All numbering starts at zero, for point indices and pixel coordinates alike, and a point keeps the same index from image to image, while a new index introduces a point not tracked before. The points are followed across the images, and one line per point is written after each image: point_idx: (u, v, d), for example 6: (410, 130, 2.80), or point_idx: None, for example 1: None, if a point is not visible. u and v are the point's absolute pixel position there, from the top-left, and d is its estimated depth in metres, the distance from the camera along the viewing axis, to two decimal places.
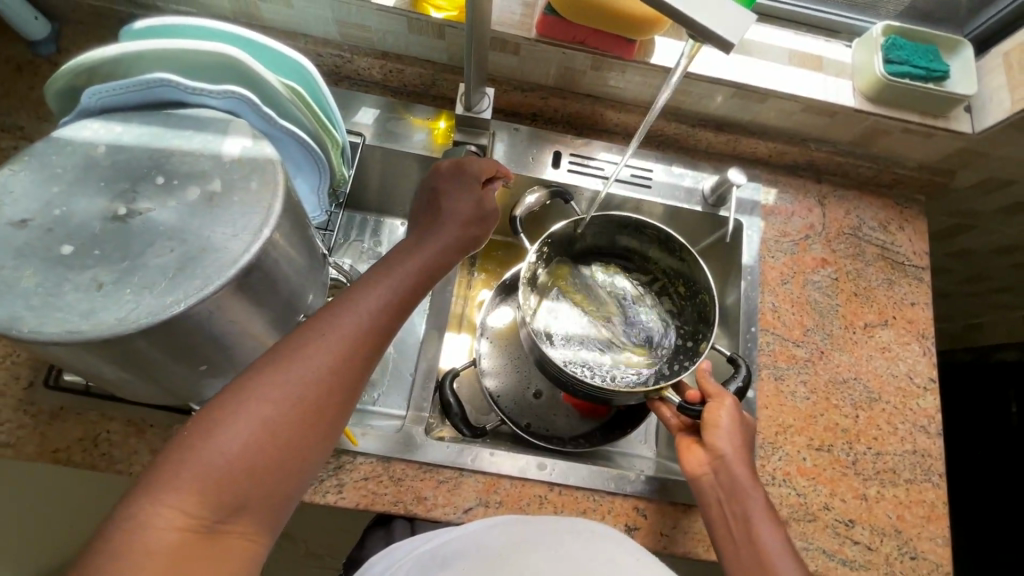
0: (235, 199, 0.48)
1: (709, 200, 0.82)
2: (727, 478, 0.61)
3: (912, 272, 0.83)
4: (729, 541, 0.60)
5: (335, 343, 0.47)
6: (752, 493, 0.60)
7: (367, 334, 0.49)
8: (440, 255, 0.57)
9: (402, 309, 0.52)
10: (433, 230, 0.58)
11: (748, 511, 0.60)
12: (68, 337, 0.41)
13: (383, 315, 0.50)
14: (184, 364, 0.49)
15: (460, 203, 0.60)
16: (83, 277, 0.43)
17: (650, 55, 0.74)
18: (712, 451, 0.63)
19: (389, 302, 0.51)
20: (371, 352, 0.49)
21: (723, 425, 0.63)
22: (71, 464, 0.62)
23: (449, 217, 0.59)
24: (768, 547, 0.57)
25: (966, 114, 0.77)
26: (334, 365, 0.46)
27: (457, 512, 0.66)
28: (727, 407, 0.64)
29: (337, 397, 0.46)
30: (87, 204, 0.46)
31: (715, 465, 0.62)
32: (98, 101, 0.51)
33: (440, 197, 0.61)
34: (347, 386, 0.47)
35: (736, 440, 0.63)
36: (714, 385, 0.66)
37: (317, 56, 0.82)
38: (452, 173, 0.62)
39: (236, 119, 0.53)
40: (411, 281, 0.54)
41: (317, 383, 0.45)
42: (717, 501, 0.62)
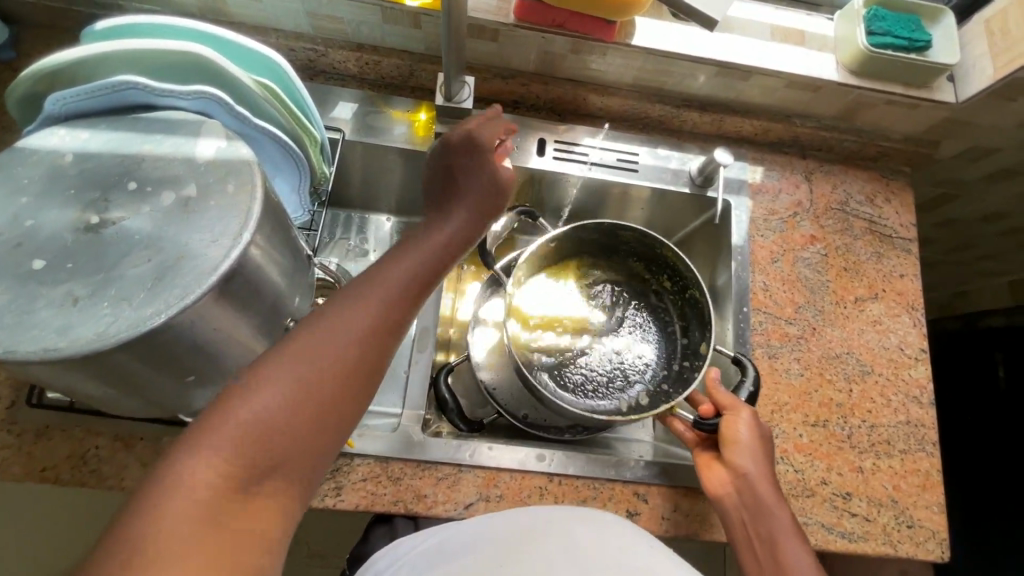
0: (212, 203, 0.47)
1: (696, 180, 0.82)
2: (751, 498, 0.62)
3: (900, 244, 0.83)
4: (754, 560, 0.61)
5: (370, 311, 0.46)
6: (776, 513, 0.61)
7: (396, 305, 0.48)
8: (465, 228, 0.56)
9: (430, 282, 0.51)
10: (459, 205, 0.57)
11: (774, 531, 0.61)
12: (45, 355, 0.40)
13: (413, 287, 0.49)
14: (170, 375, 0.48)
15: (483, 179, 0.59)
16: (57, 292, 0.42)
17: (631, 36, 0.72)
18: (734, 470, 0.63)
19: (416, 277, 0.50)
20: (403, 321, 0.49)
21: (742, 440, 0.64)
22: (60, 482, 0.61)
23: (474, 191, 0.58)
24: (796, 565, 0.59)
25: (949, 83, 0.76)
26: (369, 333, 0.46)
27: (458, 508, 0.66)
28: (743, 419, 0.65)
29: (372, 365, 0.46)
30: (57, 215, 0.45)
31: (740, 486, 0.63)
32: (62, 107, 0.49)
33: (465, 173, 0.58)
34: (380, 355, 0.46)
35: (758, 456, 0.63)
36: (728, 398, 0.66)
37: (289, 51, 0.79)
38: (464, 147, 0.59)
39: (208, 120, 0.51)
40: (438, 254, 0.53)
41: (352, 348, 0.44)
42: (741, 521, 0.63)
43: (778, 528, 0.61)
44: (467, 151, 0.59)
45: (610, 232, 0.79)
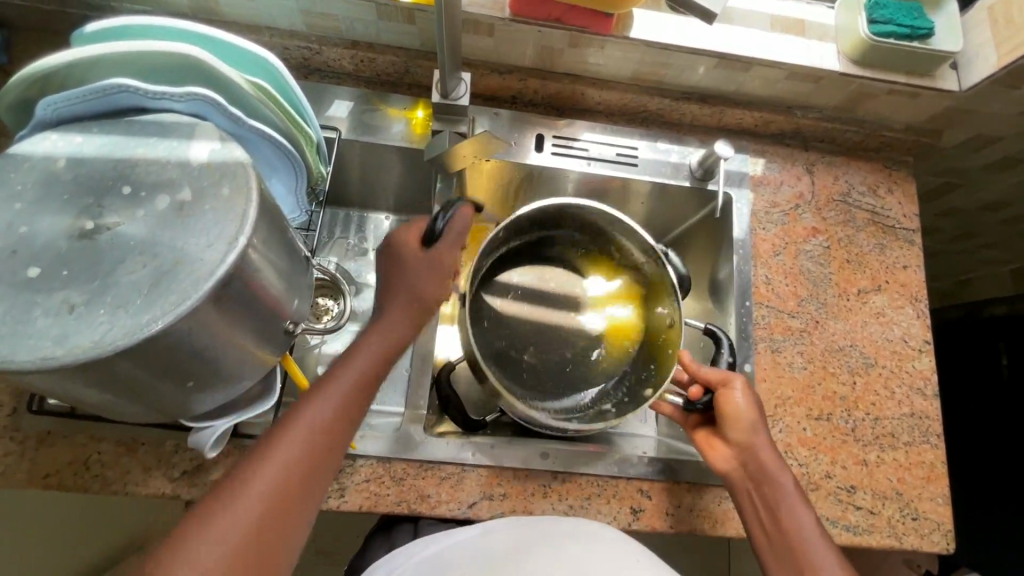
0: (206, 207, 0.46)
1: (697, 173, 0.81)
2: (756, 468, 0.64)
3: (903, 235, 0.83)
4: (763, 530, 0.62)
5: (295, 450, 0.49)
6: (780, 478, 0.63)
7: (329, 427, 0.51)
8: (395, 338, 0.58)
9: (361, 396, 0.54)
10: (389, 310, 0.59)
11: (779, 496, 0.62)
12: (43, 364, 0.39)
13: (345, 405, 0.53)
14: (170, 381, 0.48)
15: (417, 283, 0.60)
16: (53, 300, 0.42)
17: (629, 28, 0.72)
18: (739, 445, 0.65)
19: (347, 395, 0.53)
20: (331, 452, 0.51)
21: (739, 410, 0.65)
22: (64, 489, 0.61)
23: (406, 297, 0.59)
24: (802, 528, 0.61)
25: (953, 71, 0.75)
26: (296, 473, 0.48)
27: (462, 507, 0.66)
28: (736, 390, 0.66)
29: (302, 501, 0.49)
30: (51, 222, 0.44)
31: (743, 457, 0.65)
32: (54, 112, 0.48)
33: (398, 276, 0.60)
34: (308, 489, 0.49)
35: (757, 425, 0.65)
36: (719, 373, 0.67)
37: (283, 50, 0.78)
38: (389, 260, 0.61)
39: (201, 122, 0.50)
40: (363, 375, 0.55)
41: (278, 489, 0.47)
42: (747, 493, 0.64)
43: (784, 496, 0.62)
44: (406, 251, 0.61)
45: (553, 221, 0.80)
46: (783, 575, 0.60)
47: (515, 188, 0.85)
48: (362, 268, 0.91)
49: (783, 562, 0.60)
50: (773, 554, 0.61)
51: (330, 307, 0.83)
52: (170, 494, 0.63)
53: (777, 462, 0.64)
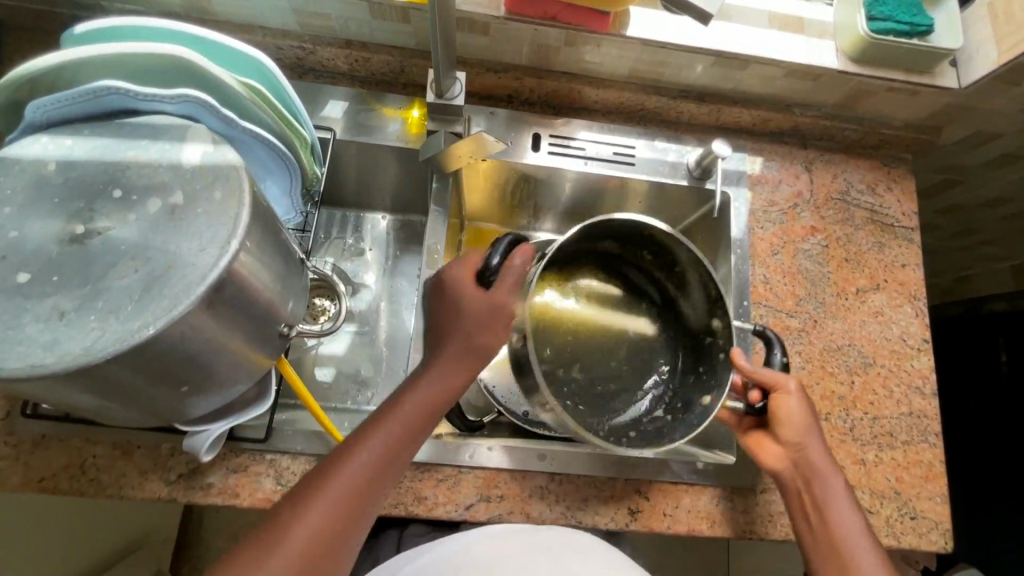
0: (198, 211, 0.46)
1: (694, 173, 0.80)
2: (807, 469, 0.64)
3: (902, 233, 0.82)
4: (807, 527, 0.63)
5: (340, 496, 0.51)
6: (831, 478, 0.63)
7: (383, 459, 0.53)
8: (445, 389, 0.58)
9: (417, 430, 0.56)
10: (442, 358, 0.58)
11: (827, 495, 0.63)
12: (33, 371, 0.39)
13: (402, 437, 0.55)
14: (164, 386, 0.47)
15: (470, 331, 0.58)
16: (43, 306, 0.41)
17: (626, 27, 0.71)
18: (791, 446, 0.65)
19: (403, 431, 0.55)
20: (372, 500, 0.53)
21: (795, 413, 0.65)
22: (59, 492, 0.61)
23: (457, 345, 0.58)
24: (846, 526, 0.62)
25: (952, 68, 0.75)
26: (338, 518, 0.50)
27: (459, 509, 0.66)
28: (793, 394, 0.66)
29: (356, 527, 0.52)
30: (41, 227, 0.44)
31: (796, 459, 0.65)
32: (43, 114, 0.48)
33: (452, 320, 0.59)
34: (347, 537, 0.51)
35: (810, 428, 0.65)
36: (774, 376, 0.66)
37: (277, 49, 0.77)
38: (437, 290, 0.61)
39: (193, 124, 0.50)
40: (411, 424, 0.56)
41: (335, 515, 0.50)
42: (797, 492, 0.65)
43: (834, 496, 0.63)
44: (460, 291, 0.59)
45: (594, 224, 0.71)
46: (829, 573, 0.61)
47: (514, 186, 0.84)
48: (359, 268, 0.91)
49: (830, 561, 0.61)
50: (820, 554, 0.62)
51: (326, 307, 0.83)
52: (166, 498, 0.62)
53: (828, 462, 0.64)
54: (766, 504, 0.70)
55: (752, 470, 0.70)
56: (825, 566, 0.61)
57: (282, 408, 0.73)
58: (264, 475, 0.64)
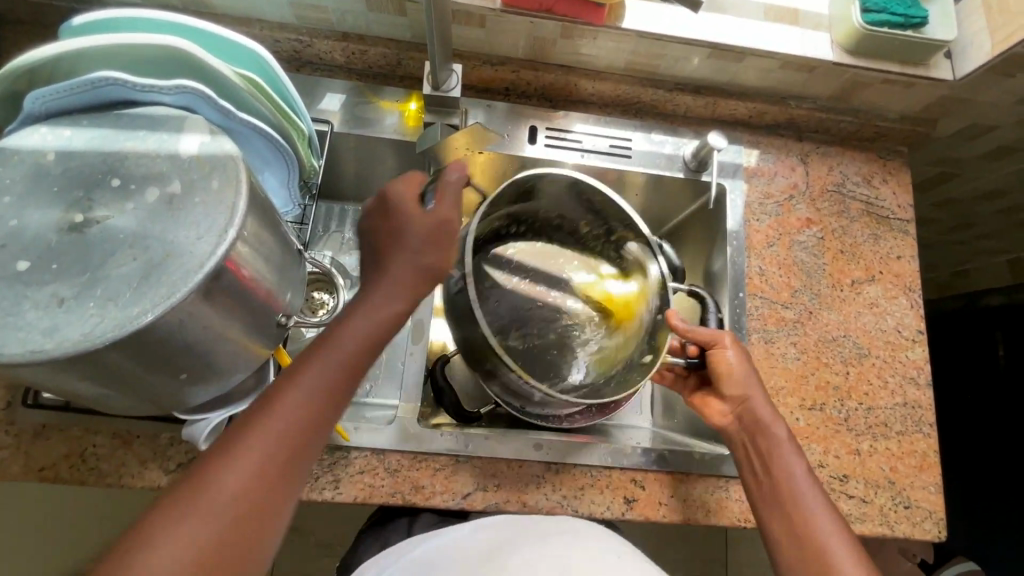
0: (196, 200, 0.46)
1: (690, 164, 0.81)
2: (751, 421, 0.66)
3: (897, 225, 0.83)
4: (755, 479, 0.64)
5: (269, 441, 0.46)
6: (774, 429, 0.64)
7: (316, 401, 0.48)
8: (390, 316, 0.52)
9: (352, 369, 0.50)
10: (384, 283, 0.52)
11: (772, 446, 0.64)
12: (32, 357, 0.40)
13: (335, 376, 0.49)
14: (163, 373, 0.48)
15: (417, 251, 0.53)
16: (43, 293, 0.42)
17: (621, 18, 0.71)
18: (733, 400, 0.67)
19: (336, 369, 0.49)
20: (314, 439, 0.48)
21: (732, 367, 0.67)
22: (59, 481, 0.61)
23: (404, 269, 0.53)
24: (796, 479, 0.62)
25: (947, 60, 0.75)
26: (278, 460, 0.46)
27: (456, 498, 0.66)
28: (727, 347, 0.68)
29: (289, 474, 0.47)
30: (41, 216, 0.44)
31: (740, 412, 0.67)
32: (42, 105, 0.48)
33: (394, 243, 0.53)
34: (288, 479, 0.47)
35: (750, 380, 0.67)
36: (710, 333, 0.69)
37: (274, 43, 0.78)
38: (379, 210, 0.55)
39: (190, 115, 0.50)
40: (353, 354, 0.50)
41: (264, 464, 0.45)
42: (742, 443, 0.66)
43: (778, 447, 0.64)
44: (403, 208, 0.54)
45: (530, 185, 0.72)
46: (775, 524, 0.61)
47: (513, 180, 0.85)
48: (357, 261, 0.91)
49: (777, 513, 0.62)
50: (766, 505, 0.62)
51: (325, 301, 0.83)
52: (166, 487, 0.63)
53: (770, 414, 0.65)
54: None
55: None
56: (771, 517, 0.62)
57: None
58: None
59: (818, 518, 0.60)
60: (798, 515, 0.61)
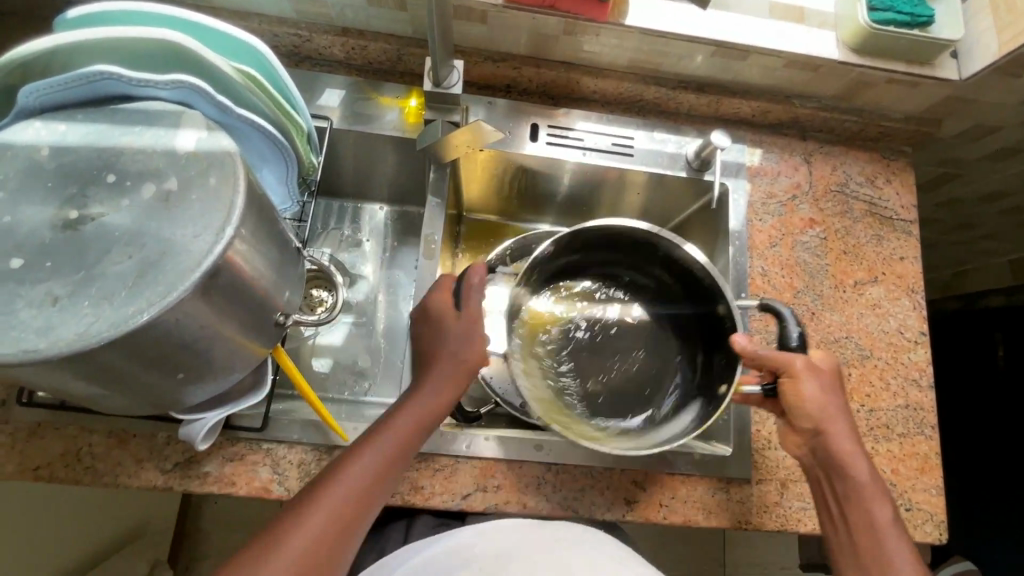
0: (193, 197, 0.45)
1: (693, 164, 0.80)
2: (827, 456, 0.61)
3: (900, 226, 0.82)
4: (829, 519, 0.62)
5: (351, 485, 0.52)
6: (854, 469, 0.60)
7: (394, 451, 0.55)
8: (435, 406, 0.58)
9: (426, 425, 0.58)
10: (432, 379, 0.59)
11: (849, 487, 0.60)
12: (26, 357, 0.39)
13: (410, 430, 0.56)
14: (159, 373, 0.47)
15: (456, 348, 0.60)
16: (37, 291, 0.41)
17: (625, 16, 0.70)
18: (809, 433, 0.62)
19: (413, 424, 0.57)
20: (363, 515, 0.52)
21: (808, 401, 0.61)
22: (54, 480, 0.61)
23: (448, 364, 0.59)
24: (874, 521, 0.59)
25: (952, 59, 0.74)
26: (327, 533, 0.50)
27: (456, 498, 0.66)
28: (799, 373, 0.61)
29: (365, 515, 0.53)
30: (36, 213, 0.43)
31: (814, 446, 0.62)
32: (35, 100, 0.47)
33: (435, 340, 0.61)
34: (331, 562, 0.50)
35: (827, 413, 0.61)
36: (775, 355, 0.62)
37: (273, 37, 0.77)
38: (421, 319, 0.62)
39: (187, 110, 0.49)
40: (401, 440, 0.56)
41: (346, 505, 0.52)
42: (819, 479, 0.63)
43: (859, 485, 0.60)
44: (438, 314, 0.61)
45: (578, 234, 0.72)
46: (847, 567, 0.59)
47: (514, 177, 0.84)
48: (357, 259, 0.90)
49: (851, 560, 0.59)
50: (840, 543, 0.61)
51: (323, 298, 0.83)
52: (162, 487, 0.62)
53: (852, 449, 0.60)
54: (761, 495, 0.70)
55: (749, 462, 0.70)
56: (844, 560, 0.60)
57: (278, 397, 0.74)
58: (261, 464, 0.64)
59: (900, 563, 0.57)
60: (874, 564, 0.58)
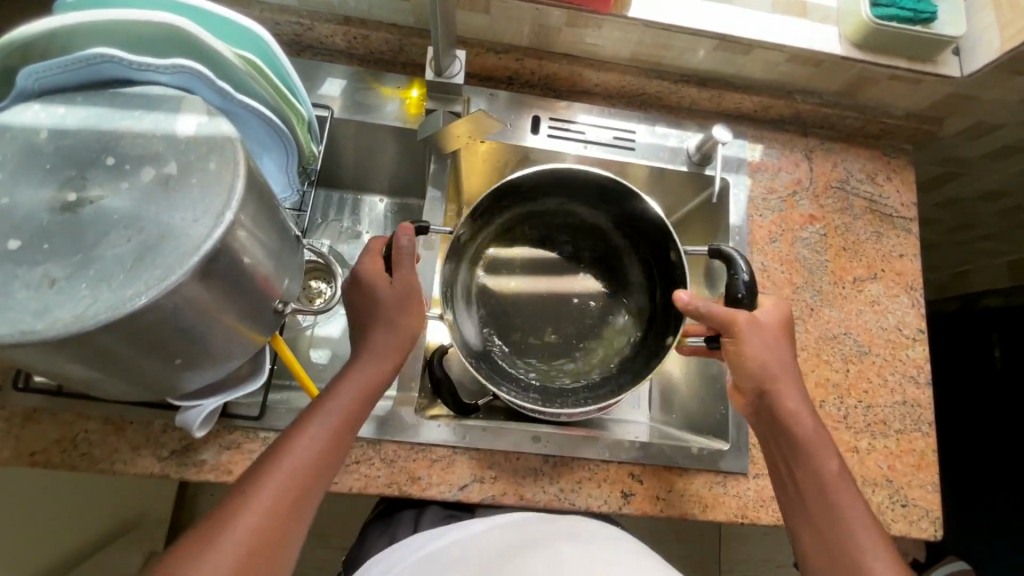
0: (192, 181, 0.45)
1: (694, 158, 0.80)
2: (772, 416, 0.61)
3: (900, 223, 0.82)
4: (782, 482, 0.62)
5: (290, 469, 0.52)
6: (802, 424, 0.60)
7: (332, 430, 0.55)
8: (379, 372, 0.59)
9: (364, 403, 0.58)
10: (368, 348, 0.59)
11: (797, 445, 0.60)
12: (23, 338, 0.39)
13: (348, 409, 0.56)
14: (157, 358, 0.47)
15: (392, 319, 0.60)
16: (35, 273, 0.41)
17: (627, 8, 0.70)
18: (754, 395, 0.62)
19: (350, 402, 0.57)
20: (314, 486, 0.53)
21: (750, 357, 0.60)
22: (50, 466, 0.61)
23: (386, 337, 0.60)
24: (829, 478, 0.59)
25: (955, 56, 0.74)
26: (285, 504, 0.50)
27: (453, 489, 0.66)
28: (739, 333, 0.61)
29: (308, 497, 0.52)
30: (34, 194, 0.43)
31: (760, 407, 0.62)
32: (35, 82, 0.47)
33: (370, 311, 0.60)
34: (278, 544, 0.49)
35: (768, 373, 0.61)
36: (718, 314, 0.61)
37: (274, 25, 0.76)
38: (357, 287, 0.61)
39: (187, 95, 0.49)
40: (342, 417, 0.56)
41: (287, 489, 0.51)
42: (768, 441, 0.63)
43: (806, 444, 0.60)
44: (371, 282, 0.61)
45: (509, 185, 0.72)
46: (802, 527, 0.59)
47: (514, 169, 0.84)
48: (356, 251, 0.90)
49: (804, 520, 0.59)
50: (791, 505, 0.61)
51: (322, 290, 0.82)
52: (159, 474, 0.62)
53: (797, 409, 0.60)
54: (758, 490, 0.70)
55: (746, 456, 0.70)
56: (799, 522, 0.60)
57: (276, 387, 0.74)
58: (258, 452, 0.64)
59: (853, 522, 0.57)
60: (826, 521, 0.57)
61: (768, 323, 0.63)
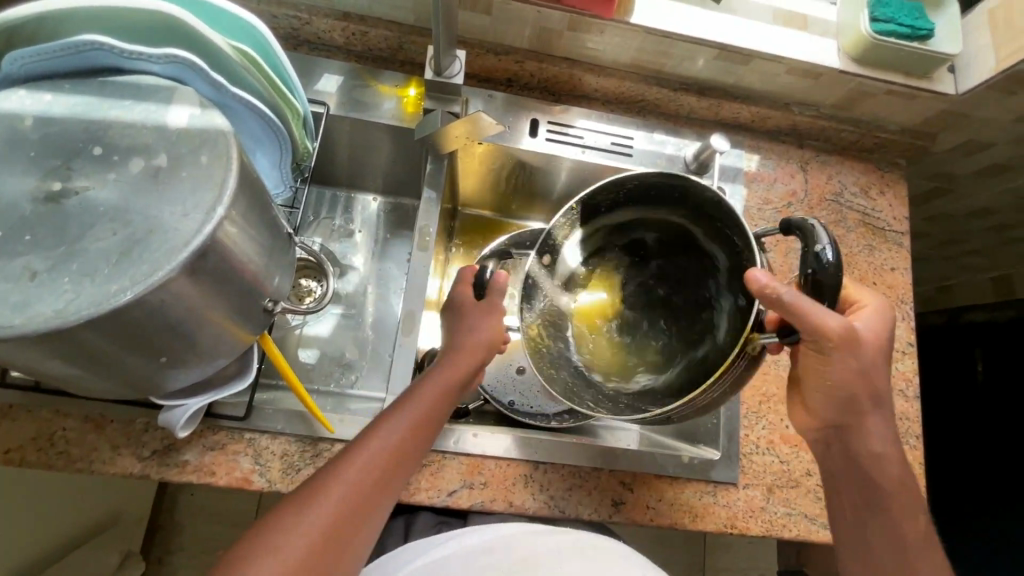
0: (183, 175, 0.44)
1: (691, 166, 0.80)
2: (844, 449, 0.62)
3: (892, 237, 0.83)
4: (839, 510, 0.64)
5: (371, 456, 0.52)
6: (881, 464, 0.61)
7: (412, 425, 0.56)
8: (458, 374, 0.59)
9: (445, 402, 0.58)
10: (451, 352, 0.61)
11: (869, 482, 0.61)
12: (1, 333, 0.37)
13: (428, 406, 0.57)
14: (142, 356, 0.46)
15: (474, 327, 0.62)
16: (14, 265, 0.39)
17: (630, 14, 0.70)
18: (820, 422, 0.62)
19: (430, 400, 0.57)
20: (393, 477, 0.53)
21: (835, 386, 0.59)
22: (25, 464, 0.59)
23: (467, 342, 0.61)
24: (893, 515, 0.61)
25: (950, 74, 0.75)
26: (363, 490, 0.51)
27: (441, 495, 0.65)
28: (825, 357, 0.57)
29: (387, 487, 0.53)
30: (15, 183, 0.42)
31: (831, 439, 0.62)
32: (20, 69, 0.45)
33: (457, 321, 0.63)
34: (354, 531, 0.50)
35: (843, 401, 0.59)
36: (813, 323, 0.52)
37: (272, 18, 0.75)
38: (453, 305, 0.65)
39: (180, 87, 0.47)
40: (422, 412, 0.56)
41: (367, 475, 0.52)
42: (835, 472, 0.63)
43: (866, 480, 0.61)
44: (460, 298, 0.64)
45: (580, 201, 0.65)
46: (849, 553, 0.62)
47: (511, 171, 0.83)
48: (348, 249, 0.89)
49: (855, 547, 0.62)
50: (847, 531, 0.63)
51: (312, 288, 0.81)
52: (139, 475, 0.61)
53: (876, 448, 0.61)
54: (747, 500, 0.70)
55: (736, 466, 0.70)
56: (849, 551, 0.62)
57: (263, 386, 0.73)
58: (242, 454, 0.63)
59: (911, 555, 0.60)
60: (882, 553, 0.61)
61: (865, 336, 0.58)
